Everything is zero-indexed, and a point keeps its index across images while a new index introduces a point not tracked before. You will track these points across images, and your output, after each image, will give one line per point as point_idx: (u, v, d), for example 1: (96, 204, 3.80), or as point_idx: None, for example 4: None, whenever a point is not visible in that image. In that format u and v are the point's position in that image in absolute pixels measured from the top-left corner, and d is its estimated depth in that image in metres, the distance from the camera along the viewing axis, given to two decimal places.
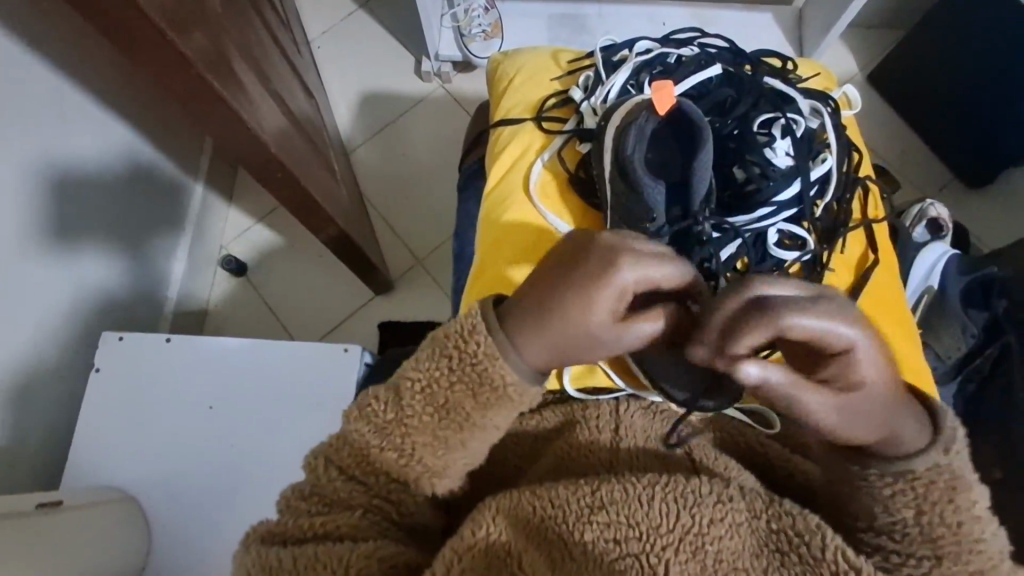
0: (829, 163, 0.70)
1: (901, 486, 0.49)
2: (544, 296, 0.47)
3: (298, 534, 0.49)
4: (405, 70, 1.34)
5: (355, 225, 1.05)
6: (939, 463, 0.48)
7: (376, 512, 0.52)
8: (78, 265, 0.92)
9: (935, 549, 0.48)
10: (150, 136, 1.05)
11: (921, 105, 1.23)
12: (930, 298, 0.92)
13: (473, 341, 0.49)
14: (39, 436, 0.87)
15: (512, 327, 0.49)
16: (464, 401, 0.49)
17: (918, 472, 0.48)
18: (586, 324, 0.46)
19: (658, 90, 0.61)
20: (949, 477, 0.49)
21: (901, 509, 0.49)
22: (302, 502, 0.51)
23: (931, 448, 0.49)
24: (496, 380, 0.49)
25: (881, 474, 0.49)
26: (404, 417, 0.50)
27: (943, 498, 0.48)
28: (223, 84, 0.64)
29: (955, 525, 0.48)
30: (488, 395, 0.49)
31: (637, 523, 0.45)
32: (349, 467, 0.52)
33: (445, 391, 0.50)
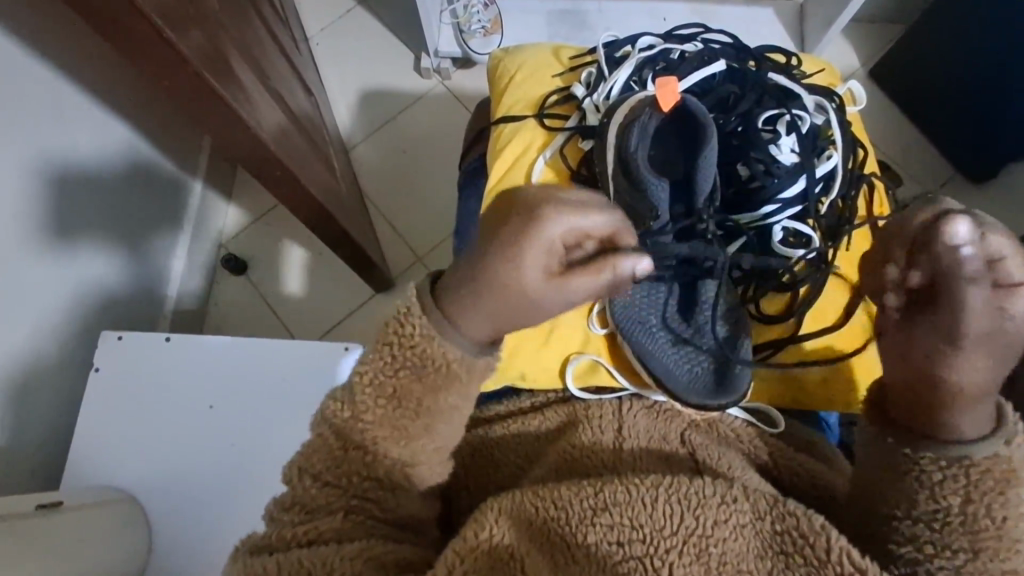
0: (834, 160, 0.70)
1: (956, 470, 0.48)
2: (476, 257, 0.47)
3: (283, 544, 0.48)
4: (405, 67, 1.33)
5: (355, 224, 1.04)
6: (1000, 454, 0.47)
7: (358, 511, 0.51)
8: (76, 264, 0.92)
9: (973, 542, 0.46)
10: (149, 134, 1.04)
11: (924, 101, 1.23)
12: None
13: (410, 323, 0.48)
14: (38, 437, 0.86)
15: (445, 297, 0.48)
16: (412, 387, 0.49)
17: (975, 459, 0.47)
18: (519, 281, 0.46)
19: (663, 87, 0.59)
20: (1007, 471, 0.47)
21: (949, 496, 0.47)
22: (285, 513, 0.50)
23: (992, 437, 0.48)
24: (437, 359, 0.48)
25: (938, 452, 0.48)
26: (359, 415, 0.50)
27: (993, 489, 0.46)
28: (220, 81, 0.63)
29: (1000, 520, 0.46)
30: (434, 376, 0.49)
31: (641, 525, 0.45)
32: (322, 474, 0.51)
33: (393, 379, 0.49)
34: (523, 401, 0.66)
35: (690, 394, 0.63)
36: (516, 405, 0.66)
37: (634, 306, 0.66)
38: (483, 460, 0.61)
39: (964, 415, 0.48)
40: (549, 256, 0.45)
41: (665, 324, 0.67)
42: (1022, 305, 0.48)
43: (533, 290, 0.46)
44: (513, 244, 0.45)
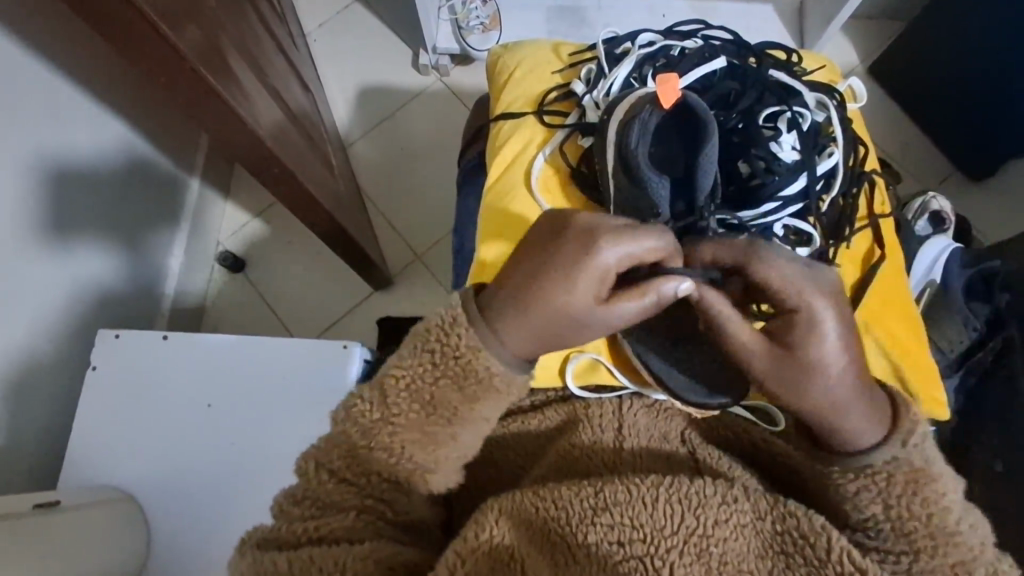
0: (835, 157, 0.69)
1: (864, 480, 0.49)
2: (528, 279, 0.51)
3: (292, 539, 0.48)
4: (403, 64, 1.32)
5: (353, 221, 1.04)
6: (898, 456, 0.49)
7: (369, 512, 0.50)
8: (73, 261, 0.91)
9: (910, 543, 0.47)
10: (146, 131, 1.03)
11: (923, 98, 1.22)
12: (933, 291, 0.91)
13: (456, 334, 0.50)
14: (35, 435, 0.86)
15: (490, 311, 0.51)
16: (449, 394, 0.50)
17: (876, 466, 0.49)
18: (568, 305, 0.50)
19: (664, 83, 0.60)
20: (911, 469, 0.48)
21: (869, 505, 0.49)
22: (295, 507, 0.50)
23: (888, 442, 0.49)
24: (480, 371, 0.50)
25: (841, 469, 0.50)
26: (389, 417, 0.50)
27: (909, 490, 0.48)
28: (218, 79, 0.62)
29: (926, 517, 0.47)
30: (474, 387, 0.50)
31: (641, 524, 0.45)
32: (339, 470, 0.51)
33: (430, 385, 0.50)
34: (523, 400, 0.66)
35: (691, 392, 0.61)
36: (519, 404, 0.66)
37: None
38: (482, 459, 0.61)
39: (852, 433, 0.49)
40: (601, 279, 0.50)
41: (663, 323, 0.66)
42: (819, 328, 0.49)
43: (581, 314, 0.50)
44: (567, 266, 0.50)
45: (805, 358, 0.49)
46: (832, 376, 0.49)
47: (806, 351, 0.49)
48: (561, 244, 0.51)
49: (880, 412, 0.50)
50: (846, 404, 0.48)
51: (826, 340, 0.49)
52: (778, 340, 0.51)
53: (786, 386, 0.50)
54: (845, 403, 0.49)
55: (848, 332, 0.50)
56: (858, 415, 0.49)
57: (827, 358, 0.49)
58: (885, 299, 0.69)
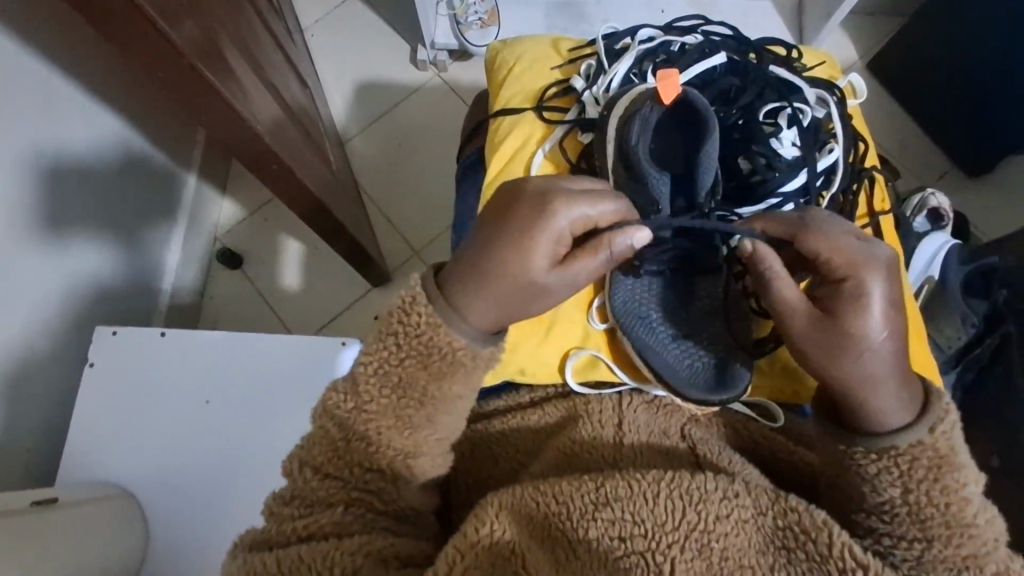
0: (836, 153, 0.69)
1: (886, 461, 0.49)
2: (486, 247, 0.53)
3: (282, 539, 0.48)
4: (401, 59, 1.32)
5: (351, 217, 1.04)
6: (923, 440, 0.48)
7: (358, 505, 0.50)
8: (69, 258, 0.91)
9: (924, 530, 0.47)
10: (142, 126, 1.03)
11: (921, 94, 1.22)
12: (931, 287, 0.90)
13: (416, 312, 0.50)
14: (32, 432, 0.86)
15: (452, 289, 0.52)
16: (418, 374, 0.50)
17: (901, 448, 0.49)
18: (526, 266, 0.52)
19: (664, 79, 0.60)
20: (935, 455, 0.48)
21: (888, 487, 0.49)
22: (284, 507, 0.50)
23: (916, 425, 0.49)
24: (443, 346, 0.50)
25: (865, 449, 0.50)
26: (362, 406, 0.50)
27: (928, 476, 0.48)
28: (215, 73, 0.62)
29: (945, 505, 0.47)
30: (439, 364, 0.50)
31: (642, 520, 0.45)
32: (322, 466, 0.51)
33: (397, 367, 0.50)
34: (522, 396, 0.66)
35: (690, 388, 0.61)
36: (517, 400, 0.66)
37: (634, 300, 0.66)
38: (481, 453, 0.61)
39: (879, 410, 0.50)
40: (556, 244, 0.54)
41: (665, 320, 0.67)
42: (863, 294, 0.52)
43: (539, 274, 0.53)
44: (524, 235, 0.53)
45: (849, 324, 0.51)
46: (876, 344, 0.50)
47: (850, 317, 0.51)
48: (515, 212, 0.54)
49: (912, 395, 0.50)
50: (880, 374, 0.50)
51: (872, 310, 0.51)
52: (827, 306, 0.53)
53: (827, 352, 0.52)
54: (878, 371, 0.50)
55: (897, 310, 0.52)
56: (890, 388, 0.50)
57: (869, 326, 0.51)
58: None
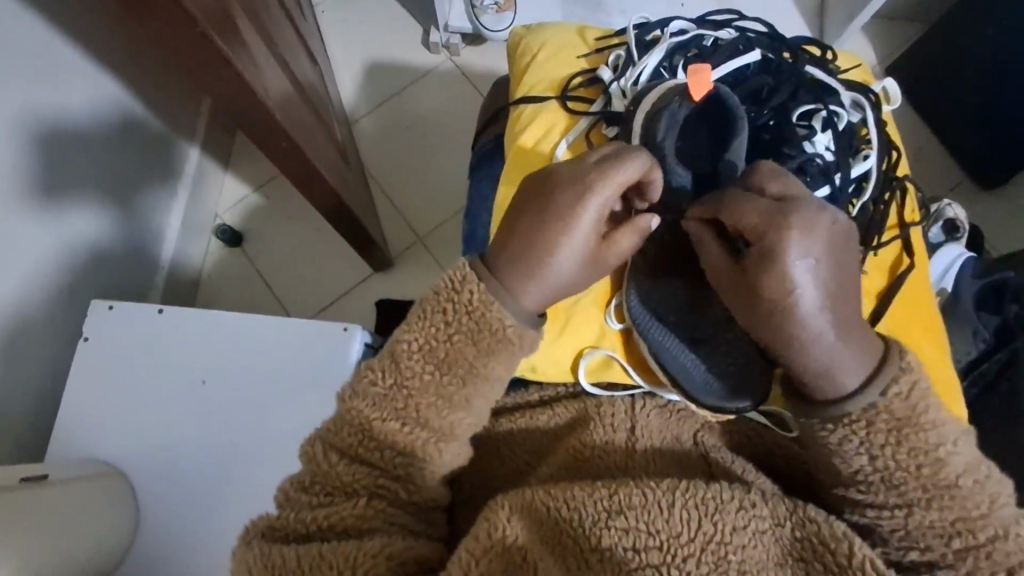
0: (870, 161, 0.67)
1: (844, 430, 0.48)
2: (534, 223, 0.52)
3: (302, 530, 0.47)
4: (413, 40, 1.29)
5: (357, 200, 1.01)
6: (876, 404, 0.48)
7: (382, 496, 0.49)
8: (64, 226, 0.88)
9: (901, 497, 0.47)
10: (144, 95, 1.00)
11: (942, 102, 1.20)
12: (943, 300, 0.92)
13: (467, 288, 0.49)
14: (24, 405, 0.83)
15: (497, 268, 0.51)
16: (465, 350, 0.49)
17: (854, 415, 0.48)
18: (569, 241, 0.51)
19: (696, 74, 0.59)
20: (892, 418, 0.47)
21: (856, 457, 0.48)
22: (304, 493, 0.49)
23: (869, 387, 0.48)
24: (493, 324, 0.49)
25: (821, 421, 0.49)
26: (402, 381, 0.49)
27: (889, 439, 0.47)
28: (228, 45, 0.60)
29: (915, 468, 0.47)
30: (488, 341, 0.50)
31: (657, 531, 0.43)
32: (351, 449, 0.49)
33: (444, 343, 0.49)
34: (528, 395, 0.65)
35: (706, 394, 0.58)
36: (527, 399, 0.64)
37: (653, 303, 0.64)
38: (487, 448, 0.60)
39: (834, 374, 0.48)
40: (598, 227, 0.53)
41: (684, 323, 0.64)
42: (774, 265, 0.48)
43: (580, 250, 0.52)
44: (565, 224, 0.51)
45: (771, 297, 0.48)
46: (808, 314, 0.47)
47: (768, 283, 0.48)
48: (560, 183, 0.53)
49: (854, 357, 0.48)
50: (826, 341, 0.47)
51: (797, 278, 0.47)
52: (750, 275, 0.50)
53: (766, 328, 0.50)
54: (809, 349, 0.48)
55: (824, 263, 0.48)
56: (833, 352, 0.48)
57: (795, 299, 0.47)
58: (914, 296, 0.68)
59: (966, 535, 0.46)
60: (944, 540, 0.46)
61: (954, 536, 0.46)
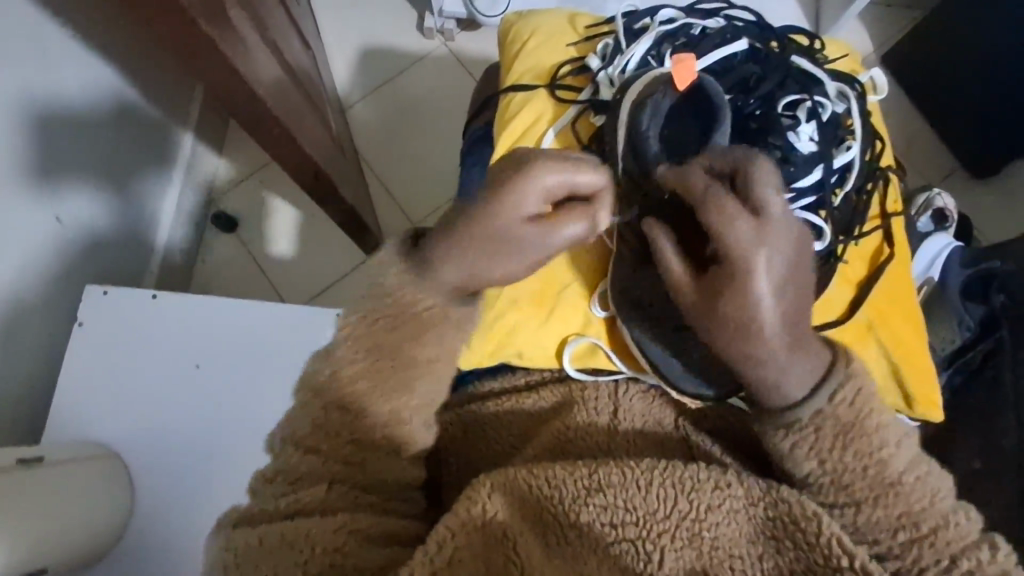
0: (853, 151, 0.67)
1: (794, 436, 0.50)
2: (467, 226, 0.52)
3: (265, 515, 0.47)
4: (407, 25, 1.28)
5: (350, 186, 1.01)
6: (823, 409, 0.50)
7: (342, 480, 0.50)
8: (60, 208, 0.88)
9: (851, 497, 0.49)
10: (136, 80, 0.99)
11: (936, 91, 1.20)
12: (930, 289, 0.93)
13: (389, 276, 0.53)
14: (19, 389, 0.84)
15: (436, 256, 0.53)
16: (390, 337, 0.52)
17: (805, 419, 0.50)
18: (501, 239, 0.52)
19: (677, 63, 0.60)
20: (838, 423, 0.50)
21: (807, 459, 0.50)
22: (268, 485, 0.49)
23: (816, 393, 0.50)
24: (411, 308, 0.53)
25: (776, 427, 0.51)
26: (340, 371, 0.51)
27: (837, 441, 0.49)
28: (218, 31, 0.60)
29: (863, 467, 0.49)
30: (409, 325, 0.53)
31: (634, 508, 0.45)
32: (307, 439, 0.50)
33: (371, 330, 0.52)
34: (517, 378, 0.66)
35: (683, 382, 0.59)
36: (513, 382, 0.65)
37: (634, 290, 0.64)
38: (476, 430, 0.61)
39: (780, 380, 0.50)
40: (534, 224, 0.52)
41: (666, 309, 0.64)
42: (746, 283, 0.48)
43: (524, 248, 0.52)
44: (493, 230, 0.52)
45: (727, 311, 0.49)
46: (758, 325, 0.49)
47: (739, 302, 0.49)
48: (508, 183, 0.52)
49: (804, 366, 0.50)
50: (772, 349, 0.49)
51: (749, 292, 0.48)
52: (713, 285, 0.50)
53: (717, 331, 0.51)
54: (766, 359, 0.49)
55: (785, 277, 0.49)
56: (779, 358, 0.49)
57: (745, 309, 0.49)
58: (894, 281, 0.69)
59: (910, 528, 0.48)
60: (892, 535, 0.48)
61: (899, 530, 0.48)
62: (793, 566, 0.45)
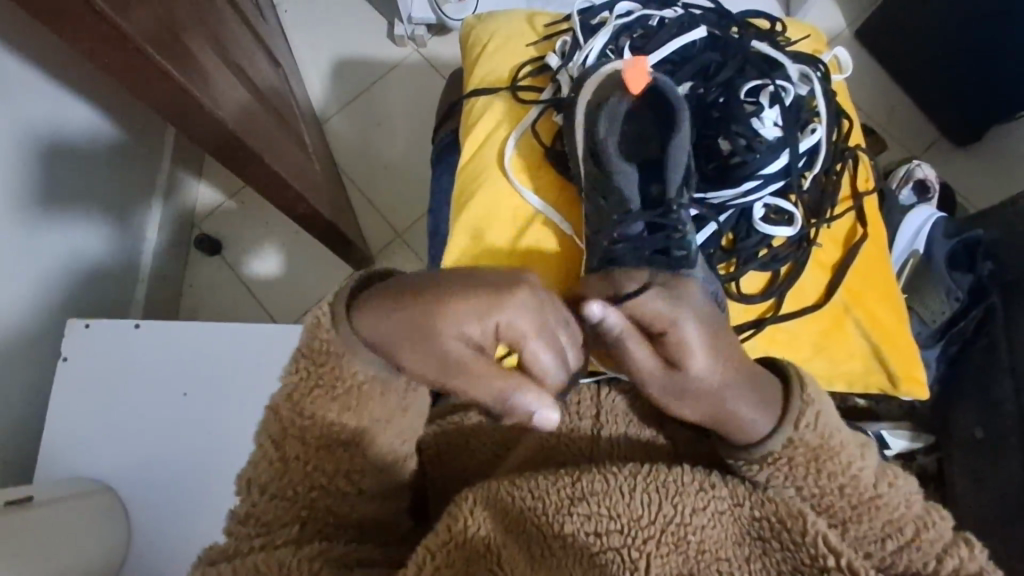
0: (818, 134, 0.68)
1: (770, 468, 0.50)
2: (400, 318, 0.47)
3: (240, 558, 0.49)
4: (375, 35, 1.28)
5: (329, 201, 1.01)
6: (792, 438, 0.50)
7: (313, 518, 0.52)
8: (44, 243, 0.88)
9: (834, 517, 0.51)
10: (108, 111, 0.99)
11: (911, 62, 1.19)
12: (916, 261, 0.90)
13: (320, 337, 0.50)
14: (10, 431, 0.84)
15: (362, 313, 0.49)
16: (325, 400, 0.51)
17: (777, 452, 0.50)
18: (430, 346, 0.46)
19: (630, 68, 0.59)
20: (810, 450, 0.50)
21: (785, 487, 0.51)
22: (241, 526, 0.51)
23: (783, 424, 0.50)
24: (345, 376, 0.50)
25: (748, 461, 0.51)
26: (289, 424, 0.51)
27: (813, 470, 0.50)
28: (170, 61, 0.60)
29: (838, 488, 0.50)
30: (343, 394, 0.50)
31: (618, 515, 0.47)
32: (268, 485, 0.52)
33: (308, 393, 0.51)
34: None
35: None
36: None
37: None
38: (456, 439, 0.61)
39: (745, 427, 0.50)
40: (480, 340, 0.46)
41: None
42: (684, 341, 0.48)
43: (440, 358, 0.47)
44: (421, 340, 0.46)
45: (683, 381, 0.48)
46: (708, 388, 0.48)
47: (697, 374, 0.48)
48: (453, 294, 0.46)
49: (763, 407, 0.50)
50: (733, 407, 0.49)
51: (692, 352, 0.48)
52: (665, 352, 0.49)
53: (665, 399, 0.50)
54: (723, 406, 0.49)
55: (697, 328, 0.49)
56: (745, 410, 0.49)
57: (686, 380, 0.48)
58: (867, 261, 0.69)
59: (896, 536, 0.49)
60: (881, 545, 0.50)
61: (887, 539, 0.50)
62: (780, 564, 0.47)
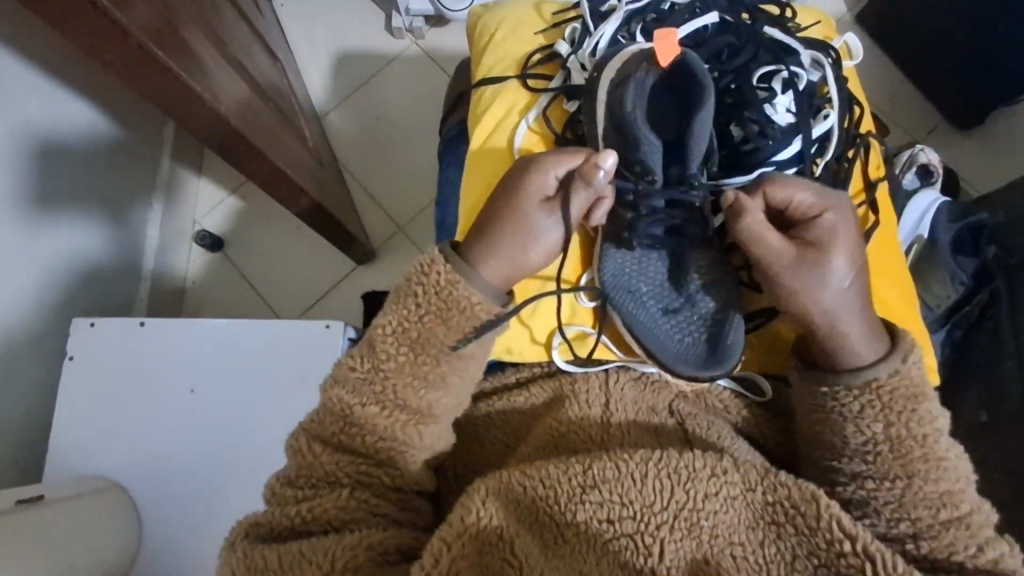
0: (831, 120, 0.67)
1: (867, 395, 0.55)
2: (495, 226, 0.58)
3: (287, 522, 0.51)
4: (374, 27, 1.27)
5: (330, 195, 1.00)
6: (898, 369, 0.55)
7: (365, 484, 0.54)
8: (46, 242, 0.88)
9: (905, 469, 0.53)
10: (107, 109, 0.99)
11: (914, 46, 1.18)
12: (920, 246, 0.89)
13: (434, 272, 0.56)
14: (16, 429, 0.84)
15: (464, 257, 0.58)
16: (438, 331, 0.56)
17: (880, 379, 0.55)
18: (518, 229, 0.58)
19: (663, 38, 0.57)
20: (912, 385, 0.55)
21: (870, 424, 0.55)
22: (287, 489, 0.54)
23: (889, 356, 0.56)
24: (462, 302, 0.56)
25: (846, 386, 0.56)
26: (380, 369, 0.55)
27: (906, 406, 0.54)
28: (171, 57, 0.59)
29: (920, 437, 0.54)
30: (456, 318, 0.56)
31: (631, 501, 0.47)
32: (332, 440, 0.54)
33: (416, 324, 0.56)
34: (504, 377, 0.66)
35: (681, 363, 0.60)
36: (503, 380, 0.66)
37: (622, 273, 0.65)
38: (466, 435, 0.63)
39: (852, 346, 0.56)
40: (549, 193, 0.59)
41: (656, 292, 0.65)
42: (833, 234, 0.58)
43: (528, 229, 0.58)
44: (511, 231, 0.58)
45: (824, 263, 0.57)
46: (838, 275, 0.57)
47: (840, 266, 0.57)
48: (510, 188, 0.59)
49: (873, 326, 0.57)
50: (842, 323, 0.56)
51: (837, 247, 0.58)
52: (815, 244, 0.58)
53: (796, 286, 0.57)
54: (841, 300, 0.56)
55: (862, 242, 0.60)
56: (858, 321, 0.56)
57: (819, 260, 0.57)
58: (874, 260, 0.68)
59: (949, 507, 0.52)
60: (933, 513, 0.52)
61: (940, 508, 0.52)
62: (794, 549, 0.47)
